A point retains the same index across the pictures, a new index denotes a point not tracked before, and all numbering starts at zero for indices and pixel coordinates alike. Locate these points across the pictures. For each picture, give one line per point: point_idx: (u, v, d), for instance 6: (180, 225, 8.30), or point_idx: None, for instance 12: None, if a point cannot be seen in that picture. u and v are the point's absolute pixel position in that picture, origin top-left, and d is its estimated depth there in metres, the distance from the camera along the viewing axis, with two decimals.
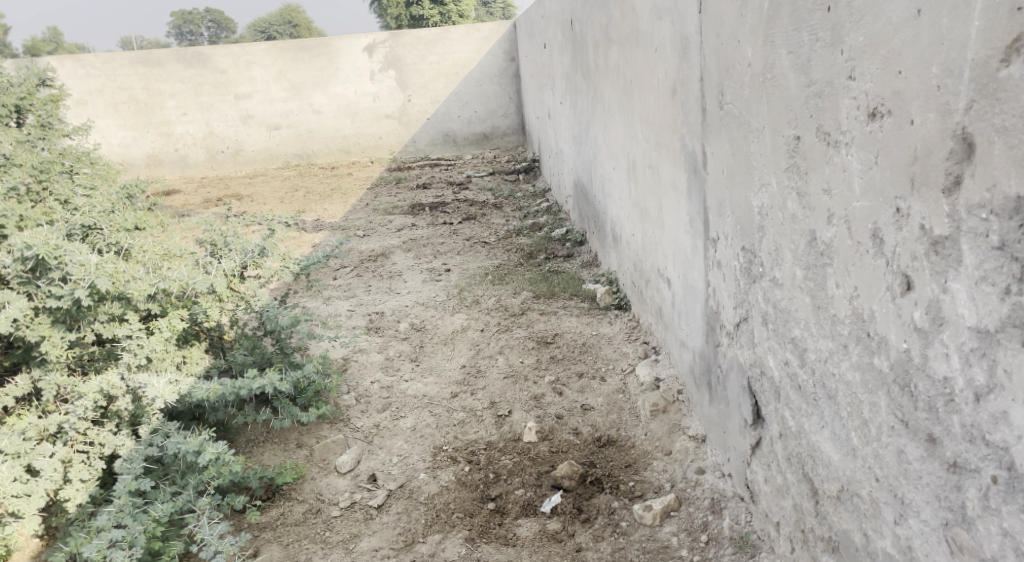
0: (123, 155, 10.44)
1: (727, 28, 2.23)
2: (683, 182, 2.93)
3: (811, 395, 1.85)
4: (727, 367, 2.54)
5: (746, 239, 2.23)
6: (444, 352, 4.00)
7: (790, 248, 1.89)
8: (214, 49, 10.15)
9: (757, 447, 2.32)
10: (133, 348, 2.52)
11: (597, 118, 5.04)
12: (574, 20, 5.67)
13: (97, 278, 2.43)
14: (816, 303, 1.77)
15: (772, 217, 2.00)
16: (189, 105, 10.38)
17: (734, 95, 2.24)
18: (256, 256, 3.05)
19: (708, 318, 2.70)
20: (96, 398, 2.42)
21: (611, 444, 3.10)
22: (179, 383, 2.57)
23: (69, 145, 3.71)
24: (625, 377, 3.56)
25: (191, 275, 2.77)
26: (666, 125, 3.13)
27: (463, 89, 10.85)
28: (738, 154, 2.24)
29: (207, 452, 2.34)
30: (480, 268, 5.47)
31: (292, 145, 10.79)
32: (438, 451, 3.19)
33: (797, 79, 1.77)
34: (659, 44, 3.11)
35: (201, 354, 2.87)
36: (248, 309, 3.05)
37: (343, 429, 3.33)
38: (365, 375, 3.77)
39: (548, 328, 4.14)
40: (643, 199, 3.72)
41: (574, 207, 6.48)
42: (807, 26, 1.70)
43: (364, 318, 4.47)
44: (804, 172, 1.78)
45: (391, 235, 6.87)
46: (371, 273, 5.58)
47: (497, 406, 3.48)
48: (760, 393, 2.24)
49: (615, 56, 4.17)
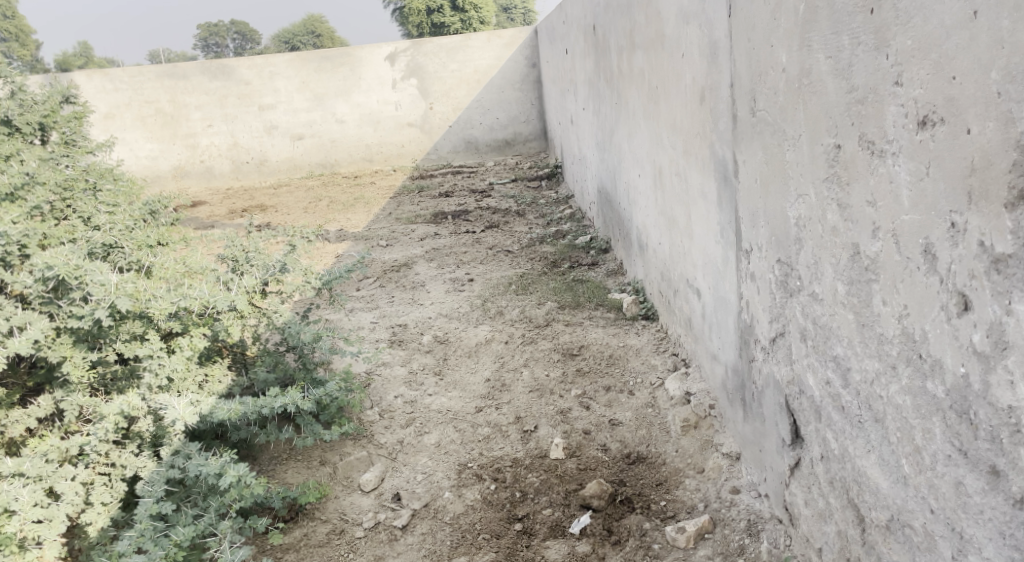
0: (150, 167, 10.55)
1: (760, 32, 2.15)
2: (713, 190, 2.84)
3: (855, 417, 1.76)
4: (762, 384, 2.44)
5: (782, 251, 2.14)
6: (468, 365, 3.94)
7: (831, 262, 1.80)
8: (238, 62, 10.25)
9: (796, 468, 2.22)
10: (154, 367, 2.49)
11: (621, 124, 4.96)
12: (597, 25, 5.60)
13: (117, 298, 2.40)
14: (861, 321, 1.67)
15: (810, 229, 1.91)
16: (213, 117, 10.47)
17: (767, 102, 2.15)
18: (278, 273, 3.01)
19: (742, 331, 2.61)
20: (117, 420, 2.38)
21: (641, 462, 3.01)
22: (200, 403, 2.52)
23: (92, 162, 3.71)
24: (654, 391, 3.47)
25: (212, 292, 2.73)
26: (694, 132, 3.04)
27: (485, 95, 10.82)
28: (773, 163, 2.15)
29: (228, 475, 2.29)
30: (504, 277, 5.41)
31: (315, 155, 10.84)
32: (463, 468, 3.13)
33: (837, 85, 1.68)
34: (687, 49, 3.03)
35: (222, 371, 2.83)
36: (270, 326, 3.01)
37: (367, 445, 3.28)
38: (388, 389, 3.72)
39: (574, 339, 4.05)
40: (671, 208, 3.63)
41: (598, 214, 6.40)
42: (847, 30, 1.61)
43: (388, 330, 4.43)
44: (846, 182, 1.68)
45: (413, 244, 6.84)
46: (394, 284, 5.54)
47: (522, 421, 3.40)
48: (799, 412, 2.14)
49: (639, 62, 4.10)
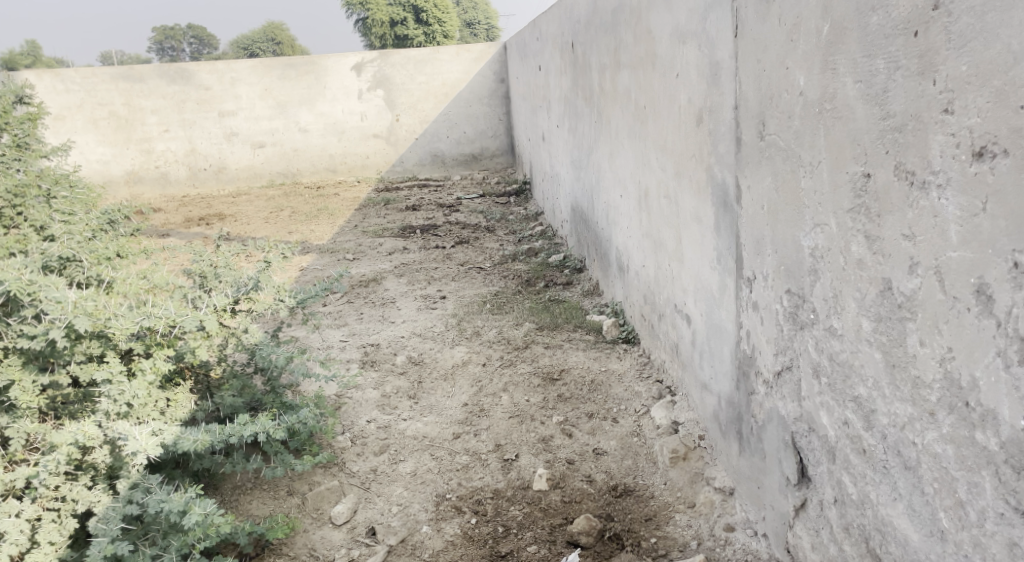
0: (103, 172, 10.12)
1: (772, 53, 2.07)
2: (709, 215, 2.75)
3: (880, 463, 1.68)
4: (763, 418, 2.35)
5: (792, 282, 2.05)
6: (444, 388, 3.77)
7: (854, 297, 1.71)
8: (199, 66, 9.95)
9: (801, 509, 2.12)
10: (113, 393, 2.26)
11: (601, 143, 4.87)
12: (575, 42, 5.52)
13: (76, 317, 2.19)
14: (890, 360, 1.60)
15: (829, 262, 1.82)
16: (172, 122, 10.12)
17: (779, 126, 2.06)
18: (250, 290, 2.84)
19: (740, 362, 2.51)
20: (69, 451, 2.16)
21: (628, 495, 2.89)
22: (163, 432, 2.31)
23: (47, 166, 3.45)
24: (638, 419, 3.35)
25: (179, 311, 2.53)
26: (688, 154, 2.96)
27: (452, 109, 10.69)
28: (784, 190, 2.07)
29: (193, 513, 2.07)
30: (477, 295, 5.26)
31: (277, 163, 10.55)
32: (441, 499, 2.95)
33: (868, 111, 1.60)
34: (682, 69, 2.95)
35: (186, 395, 2.61)
36: (239, 347, 2.82)
37: (338, 475, 3.09)
38: (360, 413, 3.53)
39: (554, 363, 3.92)
40: (658, 231, 3.54)
41: (571, 232, 6.31)
42: (881, 53, 1.54)
43: (358, 350, 4.23)
44: (875, 215, 1.61)
45: (382, 258, 6.64)
46: (362, 300, 5.34)
47: (503, 449, 3.25)
48: (808, 451, 2.04)
49: (625, 81, 4.02)
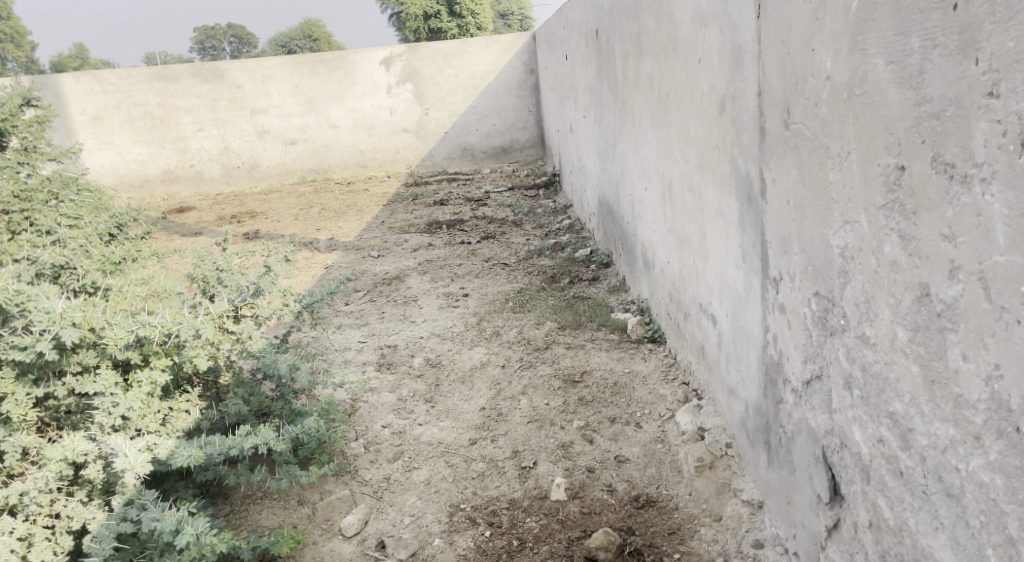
0: (139, 171, 10.26)
1: (796, 34, 1.89)
2: (733, 209, 2.58)
3: (919, 487, 1.50)
4: (792, 430, 2.17)
5: (821, 284, 1.87)
6: (462, 392, 3.65)
7: (888, 303, 1.53)
8: (230, 64, 9.99)
9: (834, 530, 1.95)
10: (106, 406, 2.24)
11: (626, 134, 4.70)
12: (600, 29, 5.34)
13: (63, 329, 2.16)
14: (929, 374, 1.42)
15: (860, 263, 1.64)
16: (205, 120, 10.18)
17: (805, 114, 1.88)
18: (251, 296, 2.79)
19: (767, 368, 2.34)
20: (59, 469, 2.16)
21: (650, 506, 2.73)
22: (158, 447, 2.27)
23: (57, 170, 3.43)
24: (663, 424, 3.19)
25: (177, 319, 2.48)
26: (711, 144, 2.78)
27: (481, 101, 10.55)
28: (811, 183, 1.89)
29: (185, 533, 2.01)
30: (500, 292, 5.13)
31: (307, 160, 10.55)
32: (454, 510, 2.84)
33: (901, 95, 1.42)
34: (704, 54, 2.77)
35: (189, 405, 2.58)
36: (244, 354, 2.75)
37: (350, 483, 3.00)
38: (375, 418, 3.44)
39: (576, 365, 3.78)
40: (682, 226, 3.37)
41: (598, 226, 6.14)
42: (916, 30, 1.36)
43: (377, 352, 4.14)
44: (911, 212, 1.43)
45: (406, 255, 6.55)
46: (385, 298, 5.25)
47: (520, 456, 3.12)
48: (840, 468, 1.87)
49: (648, 69, 3.84)
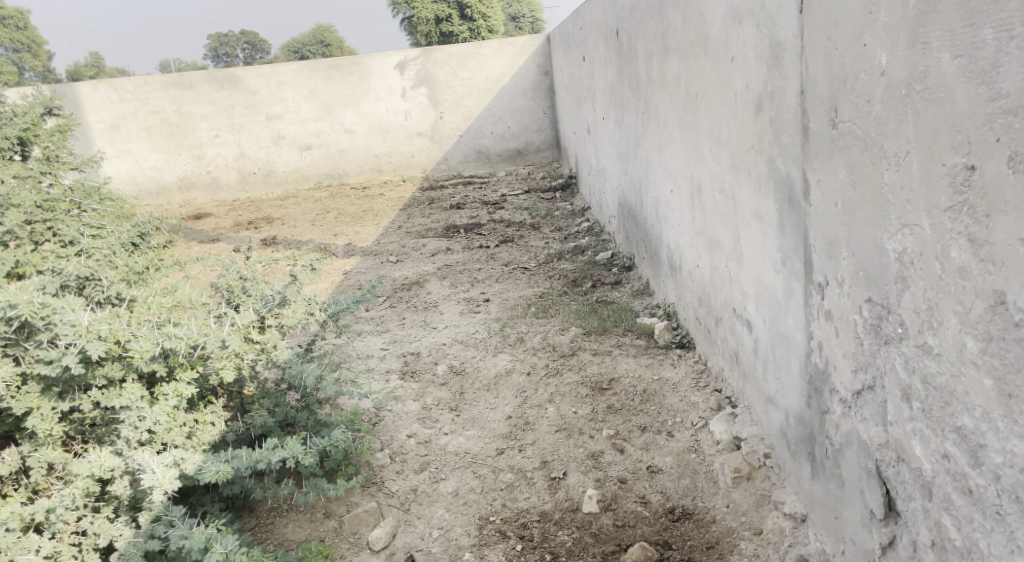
0: (156, 179, 10.28)
1: (845, 29, 1.81)
2: (771, 212, 2.49)
3: (992, 507, 1.41)
4: (841, 441, 2.08)
5: (874, 290, 1.78)
6: (488, 399, 3.58)
7: (955, 311, 1.45)
8: (246, 71, 9.99)
9: (890, 548, 1.86)
10: (132, 420, 2.22)
11: (649, 135, 4.62)
12: (620, 30, 5.27)
13: (89, 343, 2.14)
14: (1005, 388, 1.34)
15: (921, 268, 1.56)
16: (221, 127, 10.19)
17: (855, 112, 1.80)
18: (277, 306, 2.75)
19: (812, 377, 2.25)
20: (86, 485, 2.14)
21: (686, 518, 2.65)
22: (185, 462, 2.24)
23: (78, 179, 3.41)
24: (696, 433, 3.10)
25: (203, 329, 2.45)
26: (746, 145, 2.70)
27: (496, 104, 10.49)
28: (862, 185, 1.80)
29: (214, 552, 1.98)
30: (522, 297, 5.06)
31: (323, 165, 10.53)
32: (484, 523, 2.77)
33: (971, 91, 1.35)
34: (738, 53, 2.69)
35: (214, 417, 2.53)
36: (270, 364, 2.70)
37: (377, 495, 2.93)
38: (400, 428, 3.37)
39: (603, 372, 3.69)
40: (713, 229, 3.29)
41: (619, 228, 6.06)
42: (989, 21, 1.29)
43: (400, 359, 4.09)
44: (983, 215, 1.35)
45: (425, 260, 6.50)
46: (405, 304, 5.19)
47: (549, 466, 3.04)
48: (896, 483, 1.78)
49: (673, 69, 3.77)
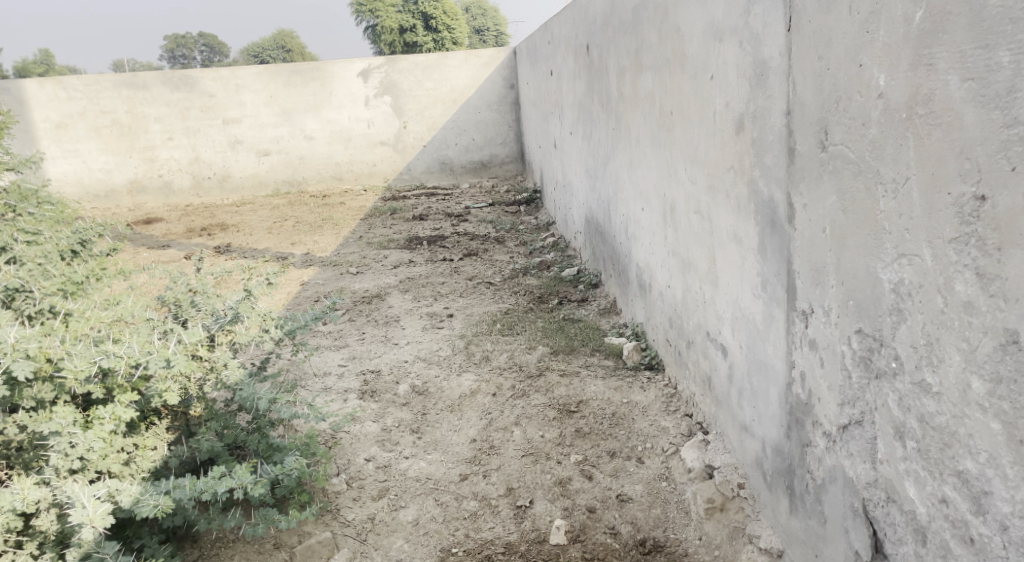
0: (105, 180, 9.88)
1: (838, 48, 1.73)
2: (751, 234, 2.42)
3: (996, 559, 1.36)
4: (823, 477, 1.99)
5: (865, 321, 1.70)
6: (451, 421, 3.44)
7: (960, 348, 1.39)
8: (203, 73, 9.69)
9: None
10: (63, 447, 2.06)
11: (619, 151, 4.55)
12: (591, 44, 5.20)
13: (16, 363, 1.99)
14: (1015, 434, 1.29)
15: (920, 303, 1.48)
16: (175, 130, 9.85)
17: (847, 135, 1.71)
18: (229, 322, 2.59)
19: (793, 408, 2.16)
20: (7, 520, 1.94)
21: (658, 551, 2.54)
22: (121, 493, 2.06)
23: (13, 180, 3.16)
24: (667, 460, 3.00)
25: (145, 348, 2.29)
26: (724, 165, 2.63)
27: (461, 115, 10.37)
28: (854, 211, 1.72)
29: None
30: (487, 313, 4.92)
31: (282, 171, 10.26)
32: (446, 555, 2.61)
33: (984, 116, 1.29)
34: (718, 70, 2.62)
35: (156, 440, 2.35)
36: (218, 385, 2.51)
37: (332, 524, 2.75)
38: (357, 451, 3.20)
39: (571, 394, 3.56)
40: (686, 250, 3.21)
41: (585, 244, 5.98)
42: (1006, 43, 1.23)
43: (359, 378, 3.91)
44: (994, 248, 1.30)
45: (386, 272, 6.31)
46: (365, 318, 5.01)
47: (515, 494, 2.90)
48: (885, 524, 1.69)
49: (647, 85, 3.70)
